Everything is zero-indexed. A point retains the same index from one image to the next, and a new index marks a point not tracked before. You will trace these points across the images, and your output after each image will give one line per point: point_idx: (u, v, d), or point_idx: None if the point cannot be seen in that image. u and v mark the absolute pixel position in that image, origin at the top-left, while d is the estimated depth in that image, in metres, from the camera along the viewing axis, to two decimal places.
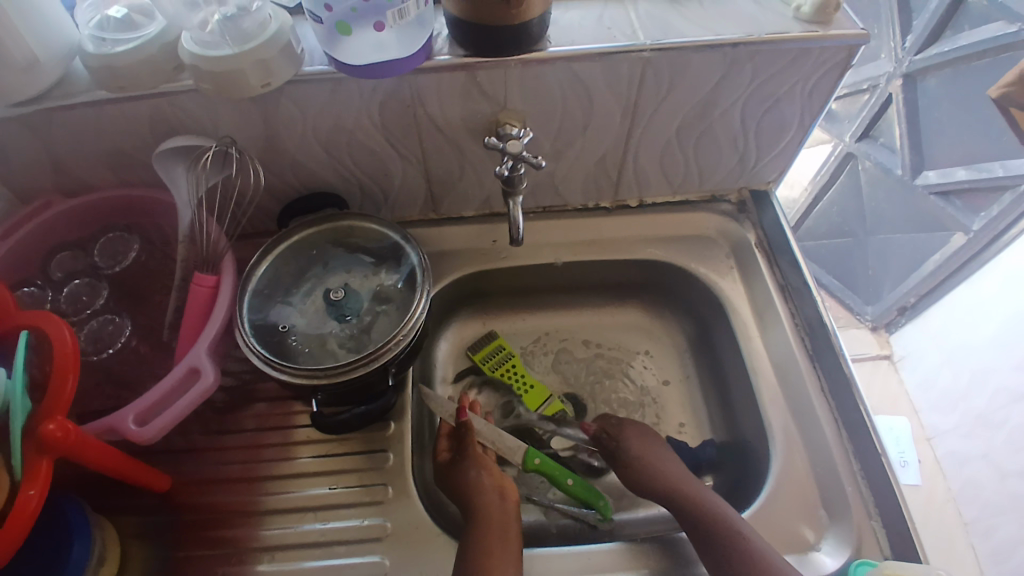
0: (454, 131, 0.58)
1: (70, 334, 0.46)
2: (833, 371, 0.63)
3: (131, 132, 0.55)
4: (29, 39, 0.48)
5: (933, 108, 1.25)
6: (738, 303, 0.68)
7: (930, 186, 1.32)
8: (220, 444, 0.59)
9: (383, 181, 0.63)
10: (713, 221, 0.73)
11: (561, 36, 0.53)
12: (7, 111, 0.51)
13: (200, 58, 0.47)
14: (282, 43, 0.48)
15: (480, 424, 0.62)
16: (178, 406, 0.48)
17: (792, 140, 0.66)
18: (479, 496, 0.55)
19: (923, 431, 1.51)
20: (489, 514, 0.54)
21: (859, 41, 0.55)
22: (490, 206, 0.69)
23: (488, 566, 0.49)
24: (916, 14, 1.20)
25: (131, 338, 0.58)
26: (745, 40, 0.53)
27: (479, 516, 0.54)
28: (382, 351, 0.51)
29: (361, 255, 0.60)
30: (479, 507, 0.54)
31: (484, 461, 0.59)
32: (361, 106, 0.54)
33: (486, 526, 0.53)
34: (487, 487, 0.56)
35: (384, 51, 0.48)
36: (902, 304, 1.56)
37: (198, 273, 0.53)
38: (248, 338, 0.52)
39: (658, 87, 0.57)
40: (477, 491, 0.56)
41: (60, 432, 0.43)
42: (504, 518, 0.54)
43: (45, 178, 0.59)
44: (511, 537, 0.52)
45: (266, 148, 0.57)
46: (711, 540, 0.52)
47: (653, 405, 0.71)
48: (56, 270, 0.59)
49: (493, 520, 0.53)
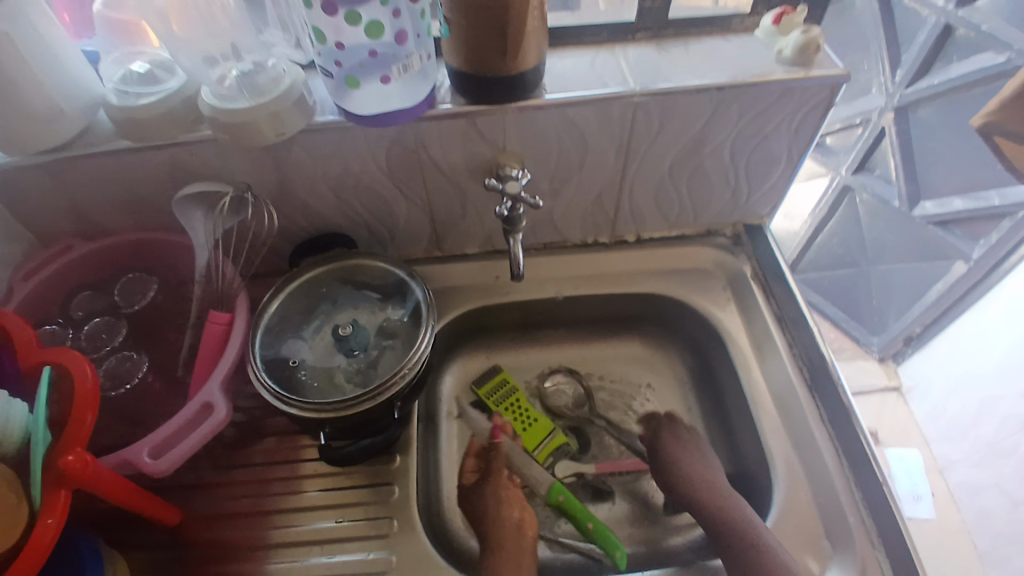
0: (456, 174, 0.61)
1: (91, 371, 0.48)
2: (832, 401, 0.63)
3: (150, 178, 0.58)
4: (55, 94, 0.52)
5: (926, 139, 1.28)
6: (736, 334, 0.70)
7: (929, 217, 1.33)
8: (228, 478, 0.60)
9: (389, 221, 0.66)
10: (709, 254, 0.75)
11: (556, 83, 0.57)
12: (34, 159, 0.55)
13: (217, 110, 0.51)
14: (296, 96, 0.52)
15: (510, 449, 0.67)
16: (191, 440, 0.49)
17: (781, 175, 0.69)
18: (498, 528, 0.60)
19: (936, 462, 1.49)
20: (508, 546, 0.59)
21: (839, 81, 0.58)
22: (493, 243, 0.72)
23: None
24: (905, 47, 1.24)
25: (148, 373, 0.60)
26: (730, 83, 0.57)
27: (497, 549, 0.58)
28: (389, 384, 0.53)
29: (368, 291, 0.63)
30: (497, 542, 0.59)
31: (505, 492, 0.63)
32: (368, 151, 0.57)
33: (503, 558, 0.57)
34: (509, 518, 0.61)
35: (389, 101, 0.51)
36: (908, 334, 1.56)
37: (213, 311, 0.55)
38: (260, 372, 0.54)
39: (649, 129, 0.60)
40: (495, 523, 0.60)
41: (79, 464, 0.44)
42: (520, 550, 0.58)
43: (67, 222, 0.62)
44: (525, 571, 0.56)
45: (278, 192, 0.60)
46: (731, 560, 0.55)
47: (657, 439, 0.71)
48: (76, 308, 0.61)
49: (512, 551, 0.58)
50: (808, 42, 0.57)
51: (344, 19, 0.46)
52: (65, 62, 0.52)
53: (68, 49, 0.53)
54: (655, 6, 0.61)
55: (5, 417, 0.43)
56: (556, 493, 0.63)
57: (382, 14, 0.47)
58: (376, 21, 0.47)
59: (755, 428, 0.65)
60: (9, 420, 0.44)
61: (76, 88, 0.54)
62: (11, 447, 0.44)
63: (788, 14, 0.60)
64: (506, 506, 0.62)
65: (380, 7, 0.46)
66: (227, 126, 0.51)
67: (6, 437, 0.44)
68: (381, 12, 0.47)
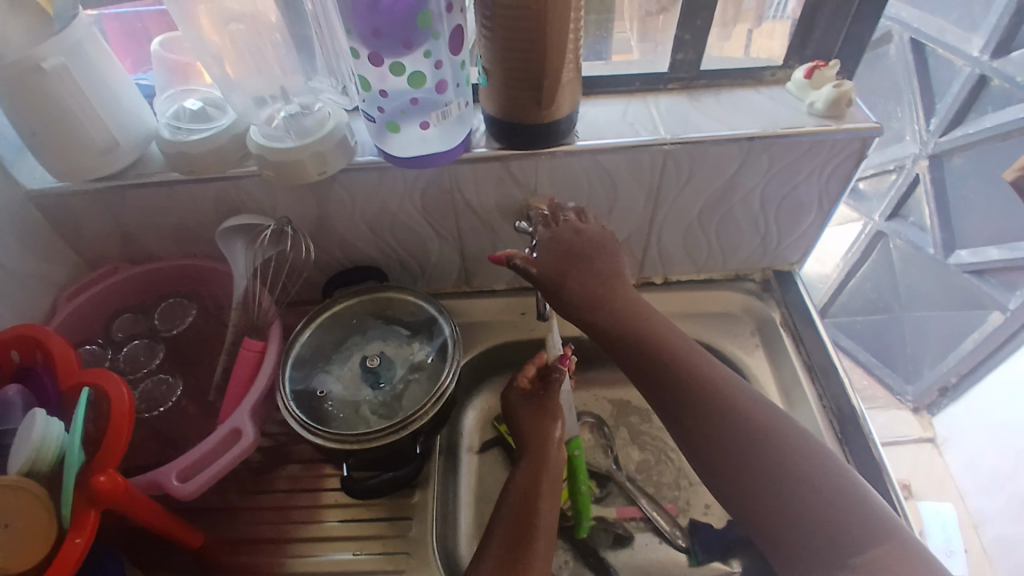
0: (488, 213, 0.62)
1: (128, 394, 0.49)
2: (863, 455, 0.62)
3: (196, 210, 0.61)
4: (112, 129, 0.55)
5: (960, 186, 1.27)
6: (764, 380, 0.69)
7: (963, 265, 1.31)
8: (252, 503, 0.61)
9: (421, 256, 0.68)
10: (738, 298, 0.75)
11: (588, 131, 0.59)
12: (89, 188, 0.58)
13: (266, 149, 0.53)
14: (338, 138, 0.54)
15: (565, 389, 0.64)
16: (218, 465, 0.50)
17: (812, 224, 0.68)
18: (541, 453, 0.58)
19: (970, 517, 1.43)
20: (540, 465, 0.57)
21: (871, 133, 0.58)
22: (521, 280, 0.73)
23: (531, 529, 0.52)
24: (939, 98, 1.24)
25: (182, 398, 0.60)
26: (760, 135, 0.58)
27: (526, 466, 0.58)
28: (413, 418, 0.54)
29: (398, 324, 0.64)
30: (536, 466, 0.57)
31: (554, 419, 0.61)
32: (405, 189, 0.59)
33: (533, 475, 0.57)
34: (542, 436, 0.59)
35: (427, 145, 0.53)
36: (943, 383, 1.51)
37: (248, 339, 0.57)
38: (288, 402, 0.55)
39: (679, 176, 0.61)
40: (539, 444, 0.59)
41: (110, 485, 0.46)
42: (546, 467, 0.57)
43: (115, 247, 0.66)
44: (545, 492, 0.55)
45: (317, 225, 0.63)
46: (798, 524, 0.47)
47: (688, 489, 0.68)
48: (117, 331, 0.63)
49: (535, 471, 0.57)
50: (839, 96, 0.58)
51: (389, 69, 0.48)
52: (121, 99, 0.56)
53: (125, 86, 0.56)
54: (687, 57, 0.63)
55: (43, 436, 0.46)
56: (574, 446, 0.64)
57: (424, 65, 0.49)
58: (418, 72, 0.49)
59: None
60: (45, 439, 0.46)
61: (131, 124, 0.57)
62: (45, 466, 0.46)
63: (820, 68, 0.61)
64: (541, 425, 0.60)
65: (422, 59, 0.48)
66: (273, 163, 0.53)
67: (42, 456, 0.46)
68: (424, 64, 0.49)
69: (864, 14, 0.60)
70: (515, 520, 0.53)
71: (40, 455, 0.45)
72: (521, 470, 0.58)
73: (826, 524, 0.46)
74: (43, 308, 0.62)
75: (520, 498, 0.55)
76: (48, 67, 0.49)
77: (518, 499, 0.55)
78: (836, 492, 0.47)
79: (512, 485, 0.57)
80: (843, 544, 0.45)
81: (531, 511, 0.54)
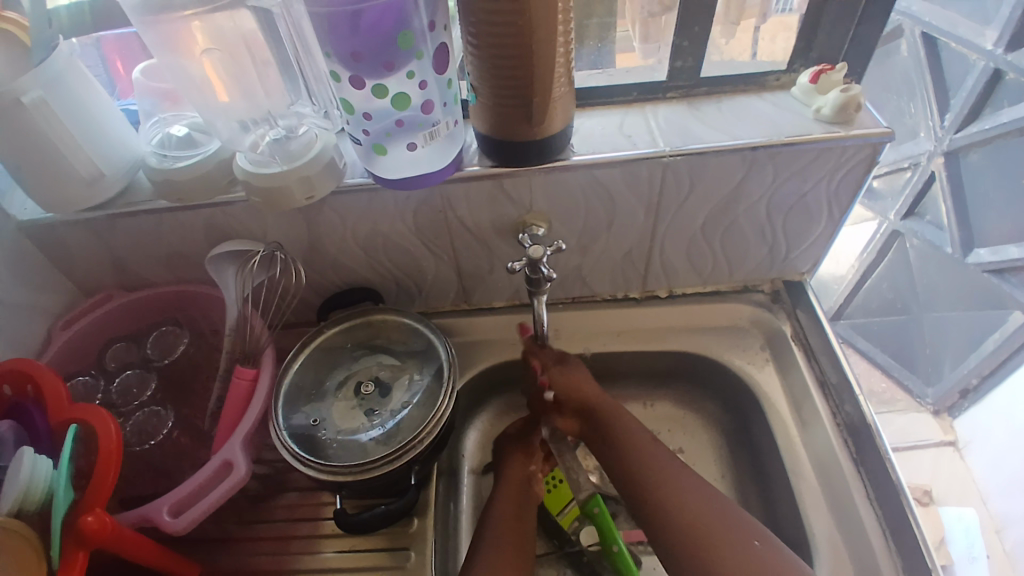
0: (483, 231, 0.61)
1: (115, 429, 0.48)
2: (880, 477, 0.59)
3: (186, 236, 0.60)
4: (96, 160, 0.54)
5: (977, 184, 1.23)
6: (775, 396, 0.67)
7: (983, 264, 1.27)
8: (251, 534, 0.60)
9: (417, 275, 0.66)
10: (747, 311, 0.72)
11: (584, 145, 0.57)
12: (77, 218, 0.57)
13: (252, 175, 0.52)
14: (325, 160, 0.52)
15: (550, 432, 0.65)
16: (211, 499, 0.49)
17: (823, 233, 0.66)
18: (508, 481, 0.60)
19: (994, 522, 1.38)
20: (523, 489, 0.60)
21: (883, 139, 0.55)
22: (519, 296, 0.71)
23: (510, 538, 0.55)
24: (953, 93, 1.21)
25: (174, 428, 0.60)
26: (765, 144, 0.55)
27: (504, 486, 0.60)
28: (409, 448, 0.52)
29: (389, 348, 0.63)
30: (508, 487, 0.60)
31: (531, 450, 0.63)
32: (397, 211, 0.58)
33: (503, 497, 0.59)
34: (519, 468, 0.62)
35: (419, 166, 0.51)
36: (965, 385, 1.45)
37: (239, 367, 0.56)
38: (282, 434, 0.54)
39: (680, 188, 0.59)
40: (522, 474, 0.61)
41: (97, 525, 0.45)
42: (521, 488, 0.60)
43: (108, 275, 0.65)
44: (523, 515, 0.58)
45: (308, 248, 0.61)
46: (680, 538, 0.52)
47: None
48: (110, 360, 0.63)
49: (516, 494, 0.59)
50: (847, 102, 0.55)
51: (372, 92, 0.47)
52: (103, 128, 0.54)
53: (108, 114, 0.55)
54: (686, 65, 0.61)
55: (30, 477, 0.45)
56: (592, 504, 0.60)
57: (409, 86, 0.47)
58: (403, 93, 0.47)
59: (794, 500, 0.61)
60: (33, 479, 0.45)
61: (117, 152, 0.56)
62: (34, 505, 0.45)
63: (826, 71, 0.58)
64: (519, 460, 0.62)
65: (406, 80, 0.47)
66: (260, 190, 0.52)
67: (30, 497, 0.45)
68: (408, 85, 0.47)
69: (872, 14, 0.57)
70: (505, 531, 0.56)
71: (28, 496, 0.44)
72: (500, 491, 0.60)
73: (701, 530, 0.52)
74: (34, 340, 0.61)
75: (492, 515, 0.57)
76: (28, 101, 0.49)
77: (501, 517, 0.57)
78: (715, 507, 0.53)
79: (493, 504, 0.59)
80: (719, 542, 0.51)
81: (501, 523, 0.56)
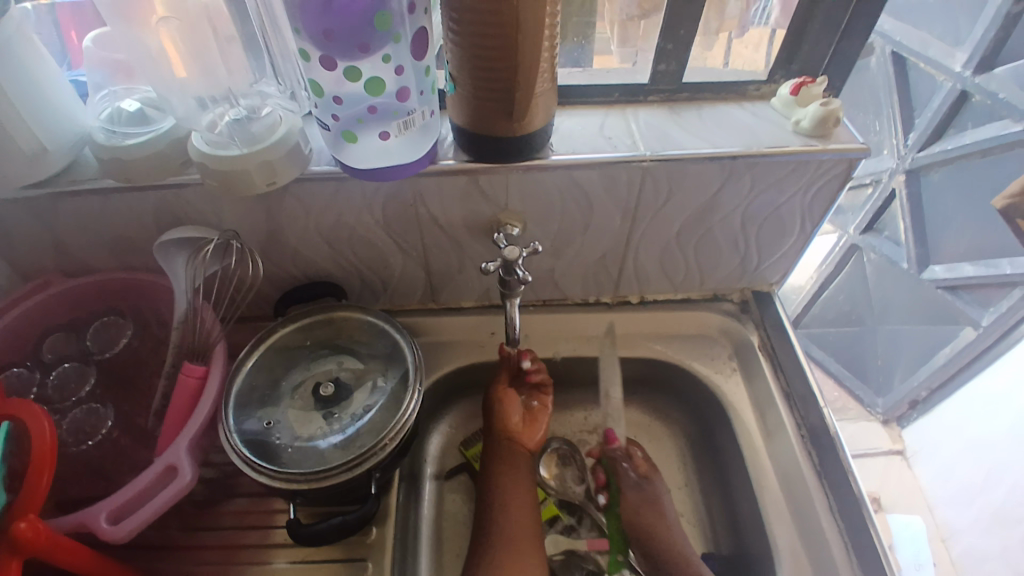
0: (454, 228, 0.58)
1: (50, 427, 0.44)
2: (842, 487, 0.59)
3: (134, 220, 0.56)
4: (38, 133, 0.49)
5: (937, 202, 1.26)
6: (741, 406, 0.67)
7: (936, 280, 1.31)
8: (196, 542, 0.56)
9: (383, 272, 0.63)
10: (715, 319, 0.72)
11: (563, 144, 0.55)
12: (14, 195, 0.52)
13: (208, 157, 0.48)
14: (290, 145, 0.49)
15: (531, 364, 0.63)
16: (153, 505, 0.45)
17: (793, 245, 0.66)
18: (499, 461, 0.59)
19: (939, 530, 1.43)
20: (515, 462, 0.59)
21: (858, 154, 0.55)
22: (489, 297, 0.69)
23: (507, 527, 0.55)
24: (919, 112, 1.24)
25: (114, 428, 0.55)
26: (743, 153, 0.54)
27: (499, 462, 0.59)
28: (369, 455, 0.49)
29: (352, 349, 0.60)
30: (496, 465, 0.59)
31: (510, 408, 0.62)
32: (364, 203, 0.55)
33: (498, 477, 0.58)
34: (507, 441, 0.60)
35: (390, 157, 0.48)
36: (914, 397, 1.51)
37: (187, 364, 0.52)
38: (232, 437, 0.50)
39: (657, 195, 0.58)
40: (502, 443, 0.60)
41: (31, 533, 0.41)
42: (521, 463, 0.59)
43: (48, 258, 0.60)
44: (525, 499, 0.57)
45: (267, 238, 0.58)
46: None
47: None
48: (47, 352, 0.58)
49: (512, 471, 0.58)
50: (826, 115, 0.55)
51: (344, 74, 0.44)
52: (50, 99, 0.50)
53: (54, 84, 0.51)
54: (669, 69, 0.60)
55: None
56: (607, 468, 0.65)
57: (384, 71, 0.44)
58: (377, 78, 0.44)
59: (758, 515, 0.60)
60: None
61: (63, 125, 0.51)
62: None
63: (807, 84, 0.58)
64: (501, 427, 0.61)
65: (381, 63, 0.44)
66: (216, 173, 0.48)
67: None
68: (383, 69, 0.44)
69: (855, 28, 0.57)
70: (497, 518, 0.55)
71: None
72: (493, 469, 0.59)
73: None
74: None
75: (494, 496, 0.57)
76: None
77: (502, 504, 0.56)
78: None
79: (490, 487, 0.58)
80: None
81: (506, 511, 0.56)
